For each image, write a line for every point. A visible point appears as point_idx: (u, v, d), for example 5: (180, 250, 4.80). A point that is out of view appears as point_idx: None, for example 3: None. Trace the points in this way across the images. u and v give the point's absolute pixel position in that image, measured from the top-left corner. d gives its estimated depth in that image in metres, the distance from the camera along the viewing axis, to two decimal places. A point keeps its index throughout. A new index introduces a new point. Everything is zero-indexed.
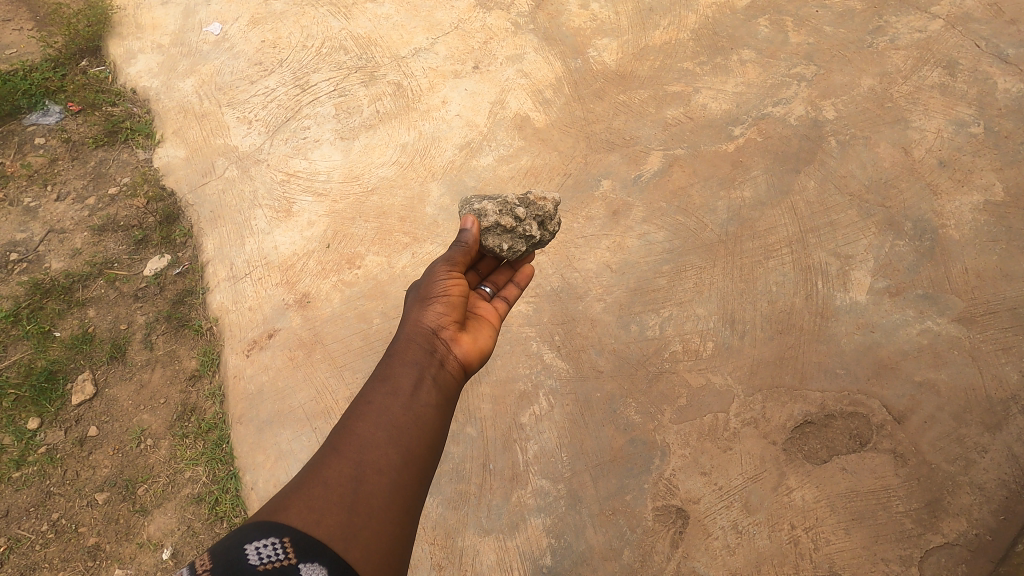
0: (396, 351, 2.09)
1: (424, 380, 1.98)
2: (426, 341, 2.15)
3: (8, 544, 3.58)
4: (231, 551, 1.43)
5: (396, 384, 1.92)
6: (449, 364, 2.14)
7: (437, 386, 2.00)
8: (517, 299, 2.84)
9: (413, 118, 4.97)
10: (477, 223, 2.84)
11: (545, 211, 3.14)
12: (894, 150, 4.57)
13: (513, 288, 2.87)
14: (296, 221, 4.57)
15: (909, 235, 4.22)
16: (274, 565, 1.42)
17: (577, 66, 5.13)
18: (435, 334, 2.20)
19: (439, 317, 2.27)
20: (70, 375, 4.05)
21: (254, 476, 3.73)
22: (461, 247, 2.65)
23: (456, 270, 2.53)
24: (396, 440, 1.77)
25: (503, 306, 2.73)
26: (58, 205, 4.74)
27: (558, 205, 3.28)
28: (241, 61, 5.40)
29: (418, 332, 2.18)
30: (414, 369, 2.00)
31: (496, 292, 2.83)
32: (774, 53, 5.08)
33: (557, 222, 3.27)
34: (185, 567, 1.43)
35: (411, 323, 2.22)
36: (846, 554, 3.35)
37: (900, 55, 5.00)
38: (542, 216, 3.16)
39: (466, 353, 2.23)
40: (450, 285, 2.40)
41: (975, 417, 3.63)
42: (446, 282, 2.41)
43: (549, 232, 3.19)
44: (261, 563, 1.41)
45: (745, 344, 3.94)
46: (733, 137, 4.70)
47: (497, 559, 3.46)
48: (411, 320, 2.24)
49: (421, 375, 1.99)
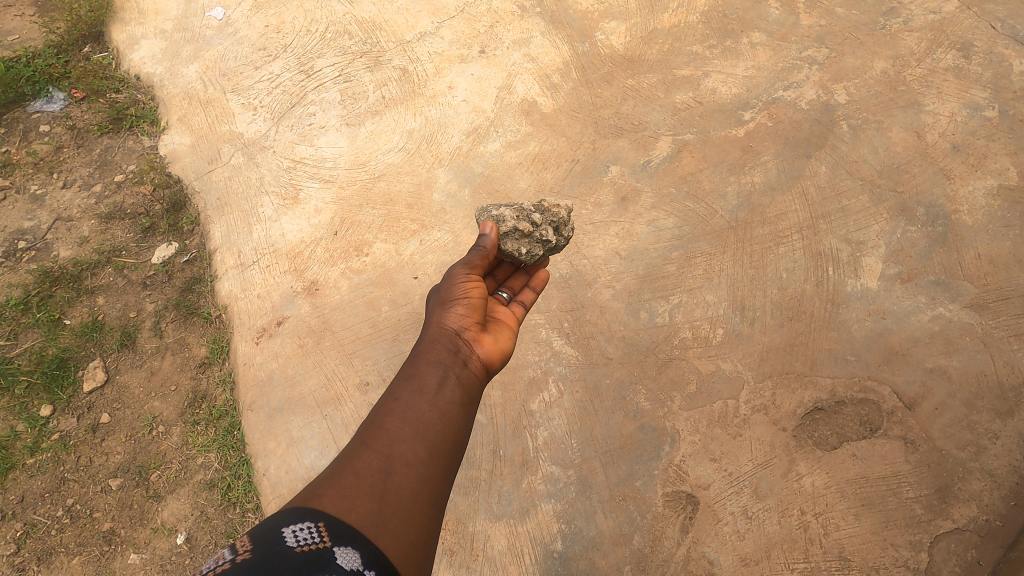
0: (420, 352, 2.11)
1: (449, 378, 2.01)
2: (450, 342, 2.17)
3: (24, 530, 3.61)
4: (269, 533, 1.41)
5: (422, 383, 1.94)
6: (472, 364, 2.16)
7: (461, 384, 2.03)
8: (534, 302, 2.85)
9: (419, 104, 4.92)
10: (497, 229, 2.83)
11: (561, 217, 3.13)
12: (907, 135, 4.50)
13: (530, 292, 2.88)
14: (304, 208, 4.55)
15: (921, 221, 4.18)
16: (311, 548, 1.40)
17: (584, 50, 5.06)
18: (458, 336, 2.22)
19: (462, 319, 2.28)
20: (81, 363, 4.07)
21: (266, 462, 3.75)
22: (480, 251, 2.65)
23: (476, 273, 2.54)
24: (423, 434, 1.79)
25: (521, 311, 2.73)
26: (65, 192, 4.73)
27: (571, 212, 3.26)
28: (245, 46, 5.34)
29: (442, 333, 2.20)
30: (439, 368, 2.03)
31: (513, 297, 2.83)
32: (784, 36, 5.00)
33: (571, 228, 3.26)
34: (227, 549, 1.41)
35: (434, 325, 2.25)
36: (856, 539, 3.37)
37: (914, 37, 4.91)
38: (557, 222, 3.16)
39: (488, 353, 2.25)
40: (470, 287, 2.41)
41: (987, 404, 3.62)
42: (467, 285, 2.42)
43: (565, 238, 3.18)
44: (299, 546, 1.39)
45: (755, 330, 3.92)
46: (743, 122, 4.64)
47: (508, 544, 3.49)
48: (433, 322, 2.26)
49: (445, 375, 2.01)
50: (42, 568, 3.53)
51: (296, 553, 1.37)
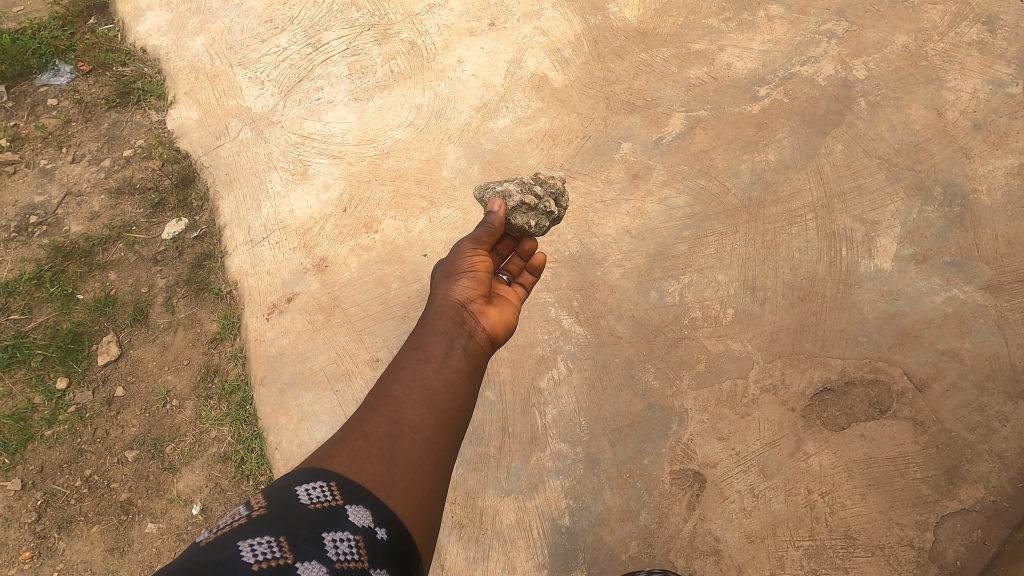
0: (427, 323, 2.11)
1: (454, 348, 2.01)
2: (455, 314, 2.17)
3: (44, 499, 3.70)
4: (283, 491, 1.45)
5: (429, 353, 1.94)
6: (478, 335, 2.15)
7: (467, 354, 2.03)
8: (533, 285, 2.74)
9: (427, 78, 4.84)
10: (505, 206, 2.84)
11: (558, 188, 3.12)
12: (927, 112, 4.39)
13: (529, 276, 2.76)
14: (312, 184, 4.53)
15: (939, 201, 4.11)
16: (324, 505, 1.43)
17: (597, 23, 4.94)
18: (463, 309, 2.22)
19: (467, 291, 2.28)
20: (95, 337, 4.11)
21: (278, 436, 3.81)
22: (487, 227, 2.63)
23: (482, 247, 2.52)
24: (430, 401, 1.80)
25: (523, 292, 2.67)
26: (74, 167, 4.72)
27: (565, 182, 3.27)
28: (251, 18, 5.26)
29: (448, 305, 2.20)
30: (444, 338, 2.03)
31: (513, 279, 2.74)
32: (803, 9, 4.85)
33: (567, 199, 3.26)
34: (242, 506, 1.45)
35: (439, 297, 2.24)
36: (862, 518, 3.40)
37: (938, 9, 4.76)
38: (556, 193, 3.15)
39: (493, 326, 2.24)
40: (476, 261, 2.40)
41: (998, 386, 3.60)
42: (473, 259, 2.40)
43: (565, 208, 3.17)
44: (312, 503, 1.42)
45: (766, 311, 3.90)
46: (759, 98, 4.54)
47: (517, 518, 3.54)
48: (439, 295, 2.25)
49: (451, 345, 2.01)
50: (63, 536, 3.62)
51: (310, 510, 1.41)
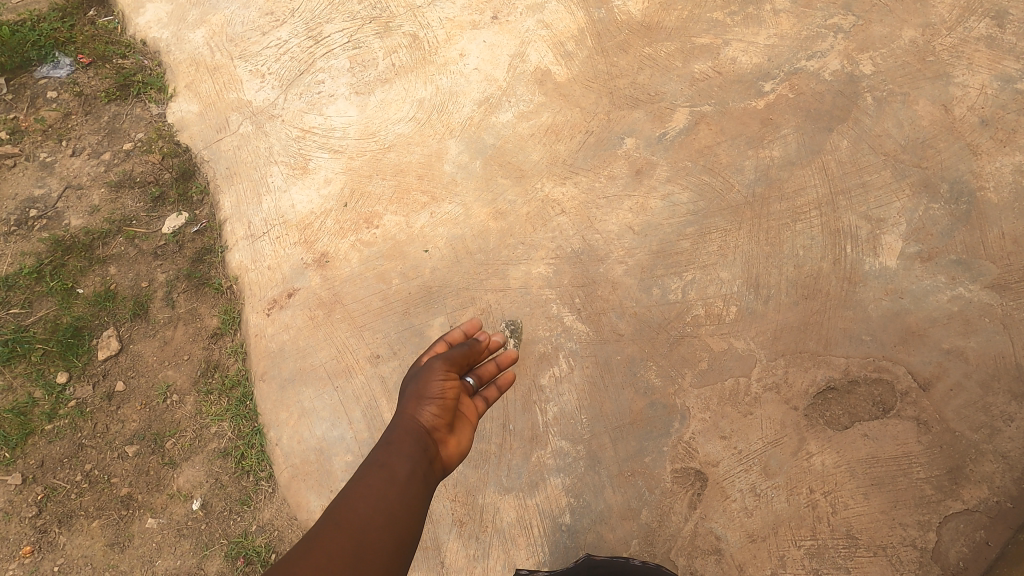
0: (390, 442, 2.06)
1: (413, 479, 1.96)
2: (418, 442, 2.08)
3: (45, 493, 3.70)
4: None
5: (385, 480, 1.92)
6: (438, 470, 2.09)
7: (425, 486, 1.99)
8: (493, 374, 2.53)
9: (429, 72, 4.79)
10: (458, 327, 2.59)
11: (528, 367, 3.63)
12: (934, 108, 4.34)
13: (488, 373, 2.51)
14: (313, 178, 4.50)
15: (945, 198, 4.06)
16: None
17: (600, 16, 4.89)
18: (427, 435, 2.12)
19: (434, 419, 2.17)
20: (95, 332, 4.09)
21: (279, 432, 3.81)
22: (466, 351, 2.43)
23: (456, 369, 2.37)
24: (383, 538, 1.78)
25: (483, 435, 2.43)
26: (74, 160, 4.68)
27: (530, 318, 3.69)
28: (252, 10, 5.21)
29: (411, 428, 2.11)
30: (406, 465, 1.99)
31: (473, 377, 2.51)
32: (810, 2, 4.79)
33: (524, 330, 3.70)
34: None
35: (404, 415, 2.16)
36: (864, 518, 3.38)
37: (946, 4, 4.69)
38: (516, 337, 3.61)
39: (453, 456, 2.17)
40: (447, 386, 2.26)
41: (1003, 386, 3.58)
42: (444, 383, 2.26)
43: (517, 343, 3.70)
44: None
45: (769, 309, 3.87)
46: (764, 93, 4.49)
47: (517, 516, 3.53)
48: (404, 413, 2.16)
49: (410, 476, 1.97)
50: (64, 530, 3.62)
51: None
